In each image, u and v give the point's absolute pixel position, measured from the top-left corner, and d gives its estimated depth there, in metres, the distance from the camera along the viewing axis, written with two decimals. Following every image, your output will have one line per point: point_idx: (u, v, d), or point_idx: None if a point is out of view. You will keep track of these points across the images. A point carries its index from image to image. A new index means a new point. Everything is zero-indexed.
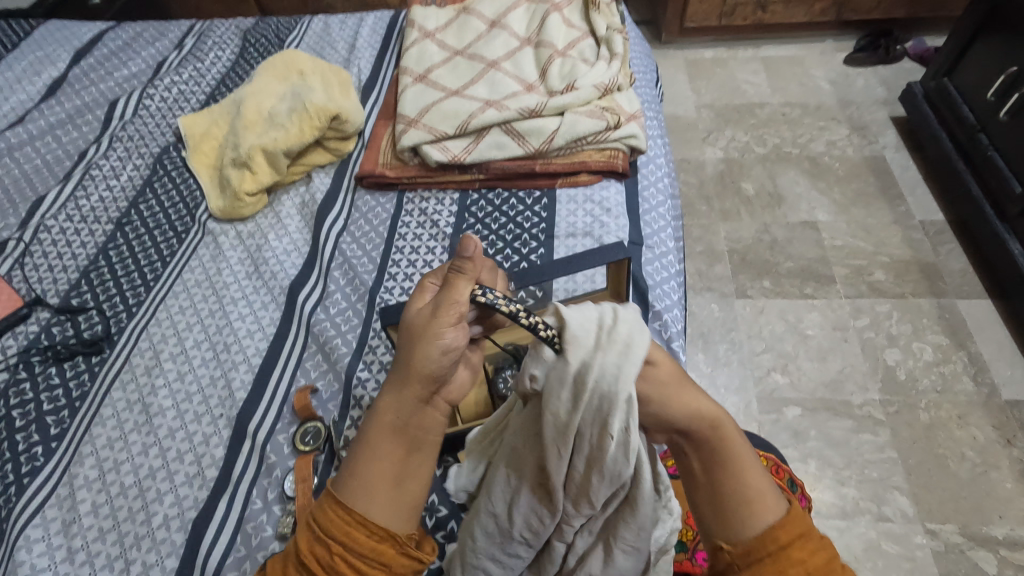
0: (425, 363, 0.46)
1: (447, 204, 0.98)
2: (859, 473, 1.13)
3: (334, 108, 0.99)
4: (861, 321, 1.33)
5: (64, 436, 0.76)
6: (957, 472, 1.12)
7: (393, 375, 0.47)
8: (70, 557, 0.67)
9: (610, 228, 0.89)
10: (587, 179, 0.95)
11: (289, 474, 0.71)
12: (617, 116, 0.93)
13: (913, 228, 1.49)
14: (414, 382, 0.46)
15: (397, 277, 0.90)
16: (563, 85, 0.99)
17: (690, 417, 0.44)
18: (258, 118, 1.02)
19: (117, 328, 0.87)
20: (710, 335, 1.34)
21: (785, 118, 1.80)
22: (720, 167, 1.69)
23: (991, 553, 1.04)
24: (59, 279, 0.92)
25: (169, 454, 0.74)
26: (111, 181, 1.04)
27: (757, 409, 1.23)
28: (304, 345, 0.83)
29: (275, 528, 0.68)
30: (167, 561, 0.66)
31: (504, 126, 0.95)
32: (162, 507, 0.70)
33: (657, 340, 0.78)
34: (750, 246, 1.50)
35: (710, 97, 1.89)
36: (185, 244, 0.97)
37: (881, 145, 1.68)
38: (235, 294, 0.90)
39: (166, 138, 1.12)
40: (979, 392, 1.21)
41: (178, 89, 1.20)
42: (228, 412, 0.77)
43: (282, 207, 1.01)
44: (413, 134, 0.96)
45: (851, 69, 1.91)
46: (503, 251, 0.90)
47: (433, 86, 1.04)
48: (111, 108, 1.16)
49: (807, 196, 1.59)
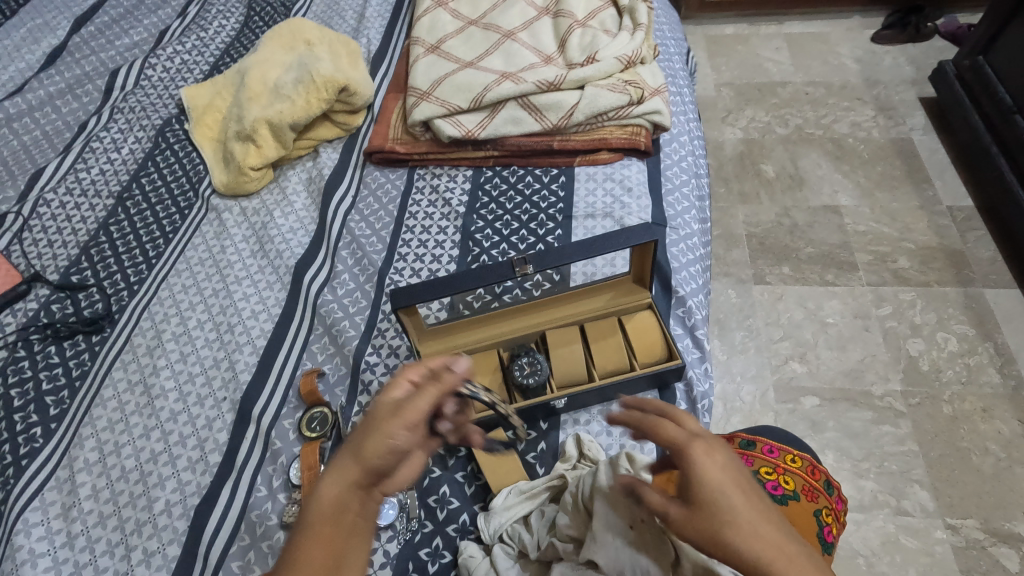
0: (382, 445, 0.41)
1: (459, 181, 0.93)
2: (879, 465, 1.10)
3: (343, 80, 0.95)
4: (884, 309, 1.29)
5: (64, 417, 0.74)
6: (980, 466, 1.08)
7: (342, 451, 0.42)
8: (70, 542, 0.65)
9: (631, 209, 0.85)
10: (608, 157, 0.91)
11: (295, 461, 0.68)
12: (640, 91, 0.88)
13: (940, 213, 1.43)
14: (366, 463, 0.41)
15: (406, 258, 0.86)
16: (584, 57, 0.93)
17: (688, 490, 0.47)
18: (263, 89, 0.97)
19: (119, 306, 0.84)
20: (727, 321, 1.30)
21: (808, 98, 1.73)
22: (740, 148, 1.63)
23: (1013, 550, 1.01)
24: (59, 255, 0.89)
25: (171, 438, 0.71)
26: (112, 154, 1.01)
27: (774, 398, 1.19)
28: (311, 327, 0.80)
29: (280, 517, 0.65)
30: (169, 549, 0.64)
31: (520, 100, 0.89)
32: (164, 492, 0.67)
33: (679, 328, 0.75)
34: (770, 230, 1.45)
35: (730, 75, 1.82)
36: (188, 220, 0.94)
37: (908, 127, 1.61)
38: (240, 273, 0.86)
39: (169, 110, 1.08)
40: (1005, 385, 1.17)
41: (181, 58, 1.16)
42: (232, 396, 0.74)
43: (288, 183, 0.97)
44: (424, 108, 0.91)
45: (878, 46, 1.83)
46: (518, 232, 0.86)
47: (446, 57, 0.99)
48: (112, 77, 1.12)
49: (829, 178, 1.53)
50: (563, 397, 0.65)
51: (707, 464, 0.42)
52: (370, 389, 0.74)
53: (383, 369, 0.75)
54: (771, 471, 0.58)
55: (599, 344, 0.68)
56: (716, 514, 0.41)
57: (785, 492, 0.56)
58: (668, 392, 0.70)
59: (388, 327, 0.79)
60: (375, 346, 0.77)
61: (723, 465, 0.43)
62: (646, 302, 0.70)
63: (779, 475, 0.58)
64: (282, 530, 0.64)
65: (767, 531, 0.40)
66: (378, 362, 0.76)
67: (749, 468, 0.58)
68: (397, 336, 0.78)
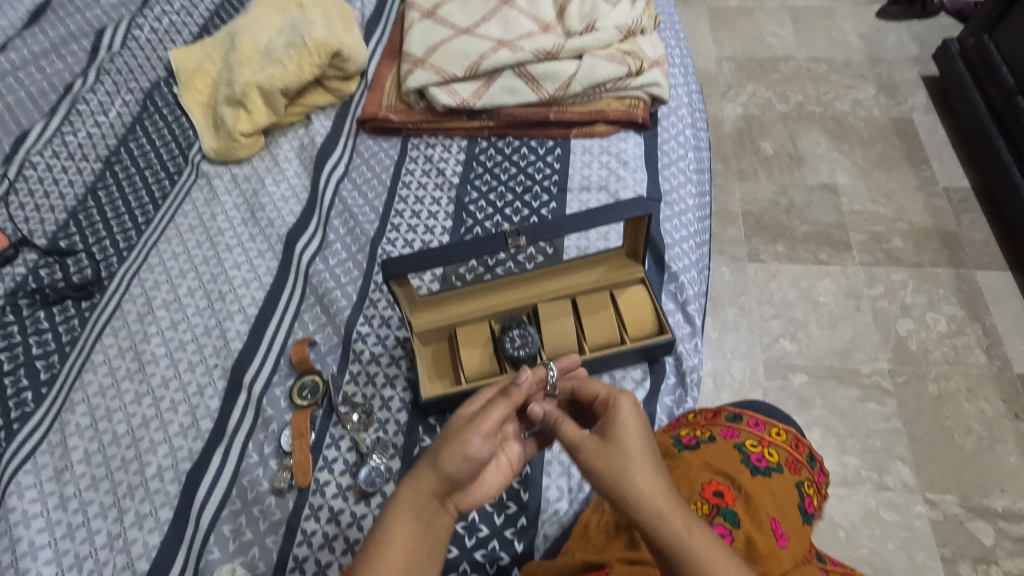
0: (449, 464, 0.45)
1: (454, 152, 0.92)
2: (863, 442, 1.11)
3: (335, 44, 0.93)
4: (876, 290, 1.29)
5: (54, 382, 0.73)
6: (962, 444, 1.10)
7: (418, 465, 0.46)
8: (62, 505, 0.65)
9: (626, 182, 0.85)
10: (604, 129, 0.90)
11: (287, 428, 0.69)
12: (639, 62, 0.87)
13: (936, 195, 1.42)
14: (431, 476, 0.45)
15: (400, 229, 0.85)
16: (583, 25, 0.90)
17: (634, 492, 0.44)
18: (254, 52, 0.94)
19: (108, 272, 0.83)
20: (720, 299, 1.30)
21: (810, 74, 1.70)
22: (739, 124, 1.61)
23: (989, 524, 1.03)
24: (45, 219, 0.87)
25: (163, 404, 0.72)
26: (99, 116, 0.98)
27: (763, 374, 1.20)
28: (302, 294, 0.80)
29: (271, 483, 0.66)
30: (161, 512, 0.64)
31: (517, 69, 0.88)
32: (156, 457, 0.68)
33: (671, 303, 0.76)
34: (766, 208, 1.44)
35: (732, 49, 1.79)
36: (178, 186, 0.92)
37: (909, 107, 1.60)
38: (231, 241, 0.86)
39: (158, 74, 1.06)
40: (990, 365, 1.18)
41: (169, 19, 1.12)
42: (223, 362, 0.74)
43: (280, 150, 0.95)
44: (419, 75, 0.89)
45: (883, 23, 1.79)
46: (513, 204, 0.85)
47: (442, 23, 0.96)
48: (97, 37, 1.06)
49: (828, 157, 1.52)
50: None
51: (598, 460, 0.46)
52: (361, 358, 0.74)
53: (375, 339, 0.76)
54: (757, 444, 0.61)
55: (591, 317, 0.69)
56: (630, 514, 0.44)
57: (769, 465, 0.59)
58: (658, 365, 0.70)
59: (380, 297, 0.79)
60: (366, 317, 0.77)
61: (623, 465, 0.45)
62: (639, 277, 0.70)
63: (764, 448, 0.61)
64: (273, 496, 0.65)
65: (625, 487, 0.44)
66: (370, 332, 0.76)
67: (733, 441, 0.61)
68: (388, 306, 0.78)
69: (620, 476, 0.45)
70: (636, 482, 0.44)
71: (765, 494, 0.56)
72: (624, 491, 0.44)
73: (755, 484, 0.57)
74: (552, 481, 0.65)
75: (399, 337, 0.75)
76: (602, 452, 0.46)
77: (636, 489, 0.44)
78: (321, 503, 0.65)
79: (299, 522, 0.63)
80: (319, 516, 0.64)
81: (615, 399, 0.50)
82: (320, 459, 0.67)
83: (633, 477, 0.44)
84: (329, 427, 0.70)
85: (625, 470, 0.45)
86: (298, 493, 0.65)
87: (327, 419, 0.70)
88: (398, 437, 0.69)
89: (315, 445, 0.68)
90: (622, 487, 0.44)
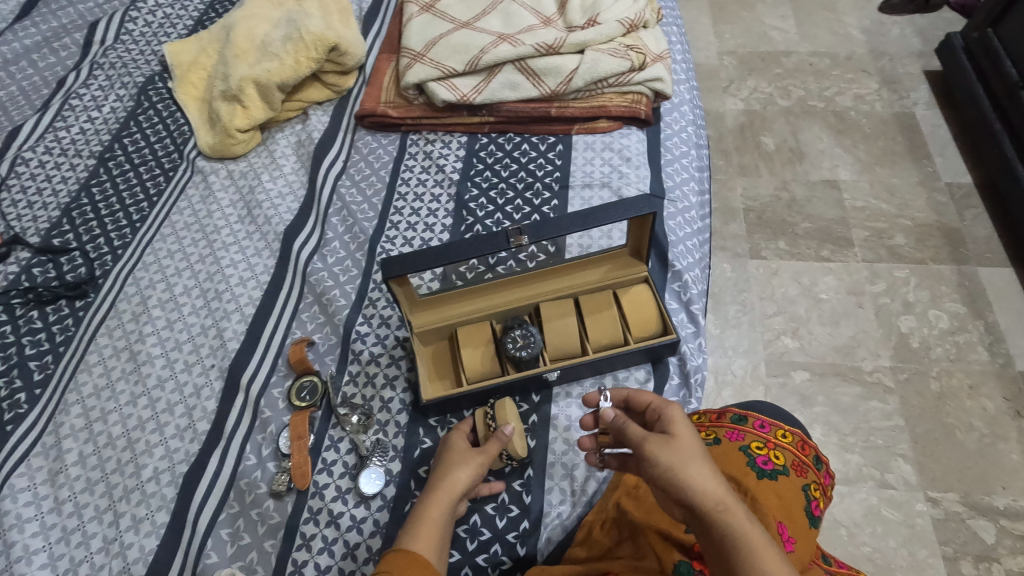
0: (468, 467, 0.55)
1: (454, 148, 0.91)
2: (865, 440, 1.11)
3: (333, 38, 0.91)
4: (878, 286, 1.28)
5: (48, 382, 0.72)
6: (964, 442, 1.09)
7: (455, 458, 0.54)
8: (57, 508, 0.64)
9: (629, 179, 0.84)
10: (606, 126, 0.89)
11: (284, 430, 0.68)
12: (642, 56, 0.86)
13: (938, 190, 1.41)
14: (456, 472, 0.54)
15: (399, 226, 0.84)
16: (585, 19, 0.90)
17: (697, 491, 0.44)
18: (250, 46, 0.92)
19: (102, 270, 0.82)
20: (721, 295, 1.29)
21: (812, 68, 1.69)
22: (741, 119, 1.60)
23: (991, 522, 1.02)
24: (39, 216, 0.86)
25: (159, 405, 0.70)
26: (92, 112, 0.97)
27: (765, 371, 1.19)
28: (300, 293, 0.79)
29: (270, 485, 0.65)
30: (158, 516, 0.63)
31: (518, 63, 0.86)
32: (152, 459, 0.67)
33: (674, 301, 0.75)
34: (768, 204, 1.43)
35: (733, 43, 1.77)
36: (173, 182, 0.91)
37: (911, 101, 1.58)
38: (227, 239, 0.84)
39: (152, 67, 1.03)
40: (993, 362, 1.17)
41: (163, 12, 1.11)
42: (220, 362, 0.73)
43: (276, 146, 0.94)
44: (418, 70, 0.87)
45: (886, 16, 1.78)
46: (514, 201, 0.84)
47: (441, 17, 0.94)
48: (90, 31, 1.06)
49: (830, 152, 1.50)
50: (556, 369, 0.65)
51: (664, 454, 0.46)
52: (361, 359, 0.73)
53: (374, 339, 0.75)
54: (762, 446, 0.60)
55: (595, 318, 0.68)
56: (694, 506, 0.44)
57: (775, 467, 0.59)
58: (662, 366, 0.70)
59: (379, 297, 0.78)
60: (365, 316, 0.76)
61: (693, 463, 0.45)
62: (642, 275, 0.69)
63: (770, 450, 0.60)
64: (272, 499, 0.64)
65: (695, 483, 0.44)
66: (369, 332, 0.75)
67: (739, 443, 0.60)
68: (388, 306, 0.77)
69: (690, 473, 0.45)
70: (693, 481, 0.44)
71: (771, 497, 0.56)
72: (691, 488, 0.44)
73: (761, 487, 0.57)
74: (555, 484, 0.64)
75: (399, 337, 0.74)
76: (670, 444, 0.46)
77: (705, 493, 0.44)
78: (321, 506, 0.64)
79: (298, 525, 0.62)
80: (318, 519, 0.63)
81: (663, 406, 0.51)
82: (319, 461, 0.66)
83: (696, 472, 0.45)
84: (328, 428, 0.69)
85: (697, 468, 0.45)
86: (296, 496, 0.64)
87: (326, 420, 0.69)
88: (398, 439, 0.68)
89: (314, 447, 0.67)
90: (691, 480, 0.44)
